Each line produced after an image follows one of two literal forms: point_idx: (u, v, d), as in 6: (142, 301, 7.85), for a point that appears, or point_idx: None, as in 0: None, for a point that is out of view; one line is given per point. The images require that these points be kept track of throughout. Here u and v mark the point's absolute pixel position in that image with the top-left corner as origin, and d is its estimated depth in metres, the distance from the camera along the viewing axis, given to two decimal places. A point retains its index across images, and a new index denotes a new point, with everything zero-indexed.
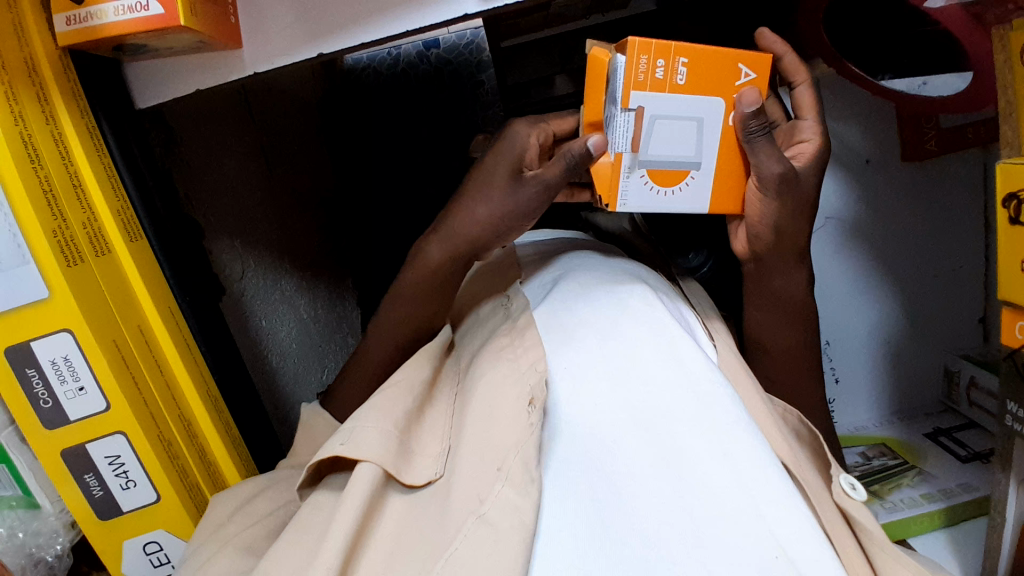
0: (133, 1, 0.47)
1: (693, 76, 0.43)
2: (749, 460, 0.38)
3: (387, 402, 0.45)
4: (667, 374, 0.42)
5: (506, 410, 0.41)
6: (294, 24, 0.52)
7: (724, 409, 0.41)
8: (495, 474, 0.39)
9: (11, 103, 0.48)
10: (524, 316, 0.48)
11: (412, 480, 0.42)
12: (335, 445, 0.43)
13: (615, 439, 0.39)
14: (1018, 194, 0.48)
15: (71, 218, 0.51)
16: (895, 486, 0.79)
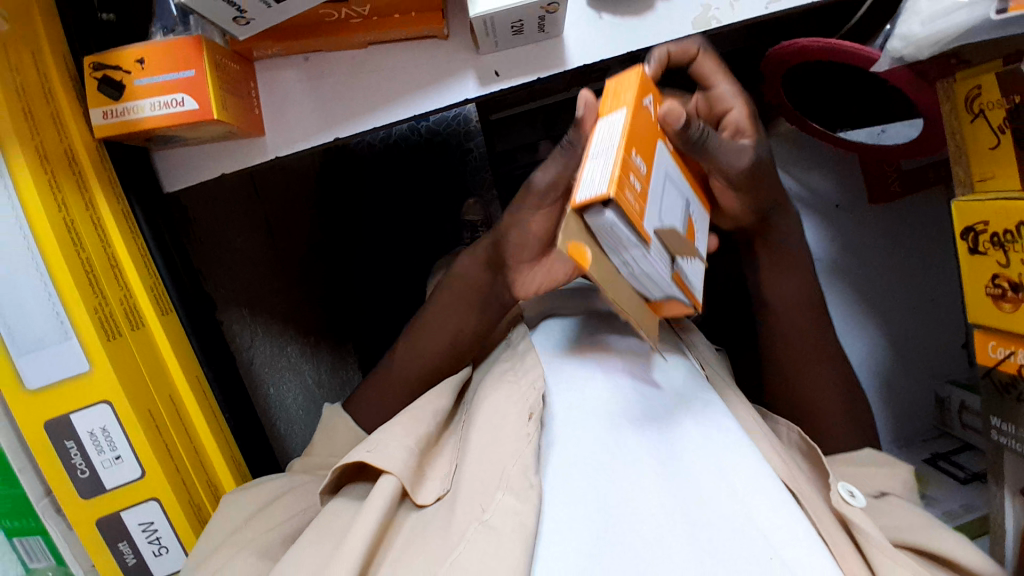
0: (168, 97, 0.52)
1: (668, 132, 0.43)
2: (741, 469, 0.41)
3: (410, 422, 0.48)
4: (667, 399, 0.46)
5: (509, 425, 0.45)
6: (313, 113, 0.58)
7: (717, 430, 0.44)
8: (497, 484, 0.41)
9: (53, 192, 0.52)
10: (524, 342, 0.53)
11: (422, 498, 0.45)
12: (361, 451, 0.46)
13: (616, 445, 0.42)
14: (973, 226, 0.54)
15: (111, 297, 0.55)
16: None
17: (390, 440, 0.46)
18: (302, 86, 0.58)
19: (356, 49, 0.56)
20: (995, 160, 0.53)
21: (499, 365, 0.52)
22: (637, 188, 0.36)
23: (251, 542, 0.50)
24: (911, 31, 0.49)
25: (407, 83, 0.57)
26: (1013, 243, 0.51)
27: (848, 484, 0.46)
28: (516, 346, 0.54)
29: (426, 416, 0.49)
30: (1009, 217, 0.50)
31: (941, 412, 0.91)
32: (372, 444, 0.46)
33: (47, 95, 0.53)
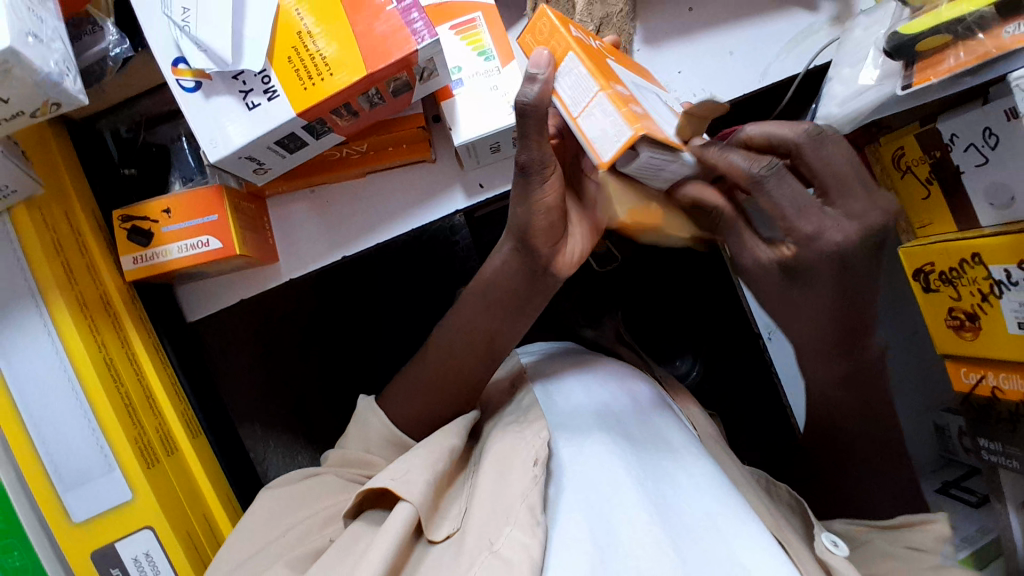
0: (195, 240, 0.59)
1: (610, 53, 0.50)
2: (732, 520, 0.46)
3: (430, 455, 0.50)
4: (677, 469, 0.50)
5: (516, 469, 0.47)
6: (321, 237, 0.66)
7: (716, 501, 0.47)
8: (505, 519, 0.44)
9: (95, 337, 0.57)
10: (528, 397, 0.57)
11: (433, 532, 0.47)
12: (385, 478, 0.48)
13: (619, 494, 0.45)
14: (922, 267, 0.59)
15: (147, 426, 0.59)
16: None
17: (414, 470, 0.48)
18: (309, 216, 0.66)
19: (355, 176, 0.65)
20: (928, 209, 0.59)
21: (506, 417, 0.55)
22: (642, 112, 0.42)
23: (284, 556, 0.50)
24: (829, 112, 0.56)
25: (400, 203, 0.65)
26: (960, 278, 0.57)
27: (830, 534, 0.50)
28: (521, 402, 0.57)
29: (442, 451, 0.51)
30: (951, 256, 0.57)
31: None
32: (397, 473, 0.48)
33: (82, 249, 0.59)
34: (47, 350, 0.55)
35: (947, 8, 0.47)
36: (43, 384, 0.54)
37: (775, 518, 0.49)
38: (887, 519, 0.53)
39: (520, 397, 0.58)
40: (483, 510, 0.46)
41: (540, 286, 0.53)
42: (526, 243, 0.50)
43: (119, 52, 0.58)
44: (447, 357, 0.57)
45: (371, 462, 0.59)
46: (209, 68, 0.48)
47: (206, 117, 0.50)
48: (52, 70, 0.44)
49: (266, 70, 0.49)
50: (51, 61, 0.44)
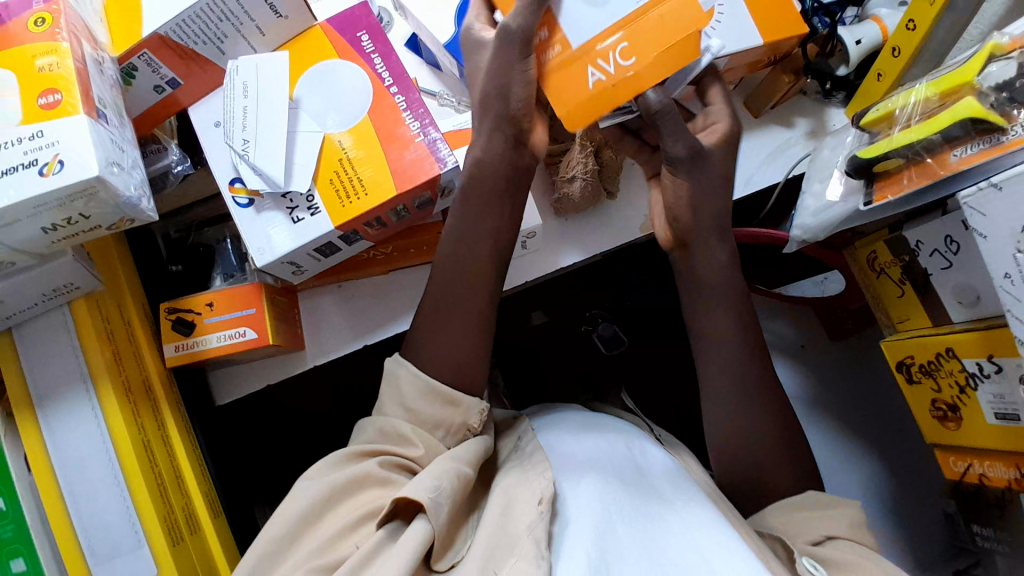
0: (233, 330, 0.66)
1: None
2: (717, 545, 0.48)
3: (449, 467, 0.54)
4: (667, 508, 0.53)
5: (522, 510, 0.53)
6: (346, 326, 0.73)
7: (706, 545, 0.48)
8: (511, 553, 0.49)
9: (135, 417, 0.62)
10: (530, 445, 0.64)
11: (438, 561, 0.52)
12: (422, 492, 0.51)
13: (609, 527, 0.49)
14: (903, 360, 0.64)
15: (175, 505, 0.62)
16: None
17: (445, 492, 0.52)
18: (336, 309, 0.73)
19: (377, 274, 0.73)
20: (904, 305, 0.65)
21: (510, 463, 0.62)
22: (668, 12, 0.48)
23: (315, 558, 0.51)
24: (806, 222, 0.65)
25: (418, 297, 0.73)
26: (938, 370, 0.61)
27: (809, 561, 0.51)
28: (524, 447, 0.64)
29: (465, 477, 0.55)
30: (928, 349, 0.61)
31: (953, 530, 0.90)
32: (433, 490, 0.51)
33: (131, 338, 0.65)
34: (91, 426, 0.59)
35: (899, 135, 0.54)
36: (84, 459, 0.59)
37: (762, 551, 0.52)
38: (810, 501, 0.57)
39: (522, 443, 0.66)
40: (489, 542, 0.50)
41: (522, 161, 0.60)
42: (506, 116, 0.57)
43: (180, 168, 0.66)
44: (454, 258, 0.62)
45: (410, 440, 0.59)
46: (263, 188, 0.60)
47: (256, 227, 0.61)
48: (131, 194, 0.52)
49: (310, 191, 0.60)
50: (131, 187, 0.52)
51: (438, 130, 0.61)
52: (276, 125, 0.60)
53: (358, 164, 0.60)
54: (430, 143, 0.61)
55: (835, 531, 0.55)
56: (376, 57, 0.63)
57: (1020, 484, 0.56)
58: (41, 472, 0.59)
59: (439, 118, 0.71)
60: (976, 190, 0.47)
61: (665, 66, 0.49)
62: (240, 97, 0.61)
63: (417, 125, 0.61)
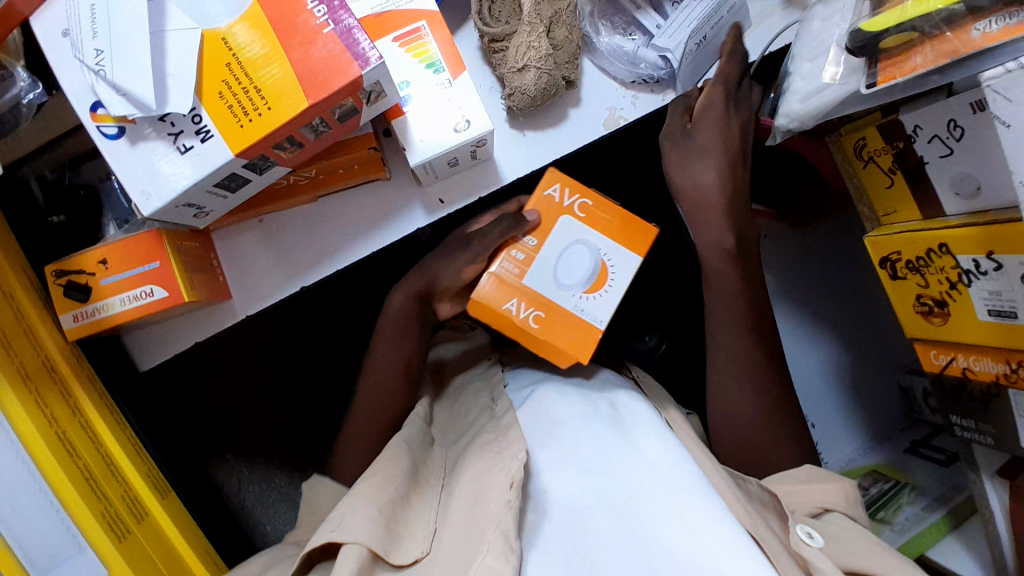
0: (138, 290, 0.57)
1: (543, 324, 0.62)
2: (711, 522, 0.51)
3: (368, 491, 0.57)
4: (637, 473, 0.56)
5: (496, 495, 0.55)
6: (275, 267, 0.66)
7: (696, 516, 0.51)
8: (481, 546, 0.51)
9: (43, 408, 0.53)
10: (505, 414, 0.66)
11: (399, 560, 0.55)
12: (326, 532, 0.55)
13: (592, 522, 0.53)
14: (888, 257, 0.60)
15: (112, 496, 0.55)
16: (898, 508, 0.82)
17: (355, 516, 0.55)
18: (261, 248, 0.65)
19: (306, 202, 0.65)
20: (893, 197, 0.60)
21: (486, 436, 0.63)
22: (591, 203, 0.64)
23: None
24: (792, 108, 0.57)
25: (359, 225, 0.66)
26: (927, 266, 0.57)
27: (806, 526, 0.55)
28: (501, 417, 0.65)
29: (389, 486, 0.58)
30: (918, 245, 0.57)
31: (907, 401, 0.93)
32: (335, 524, 0.55)
33: (17, 313, 0.55)
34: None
35: (913, 4, 0.45)
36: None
37: (753, 516, 0.54)
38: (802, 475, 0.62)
39: (493, 409, 0.68)
40: (459, 542, 0.54)
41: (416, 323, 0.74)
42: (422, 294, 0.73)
43: (32, 97, 0.55)
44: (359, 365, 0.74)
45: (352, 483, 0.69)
46: (132, 112, 0.47)
47: (135, 163, 0.49)
48: None
49: (195, 109, 0.48)
50: None
51: (353, 15, 0.50)
52: (135, 27, 0.47)
53: (254, 67, 0.48)
54: (343, 33, 0.49)
55: (831, 503, 0.59)
56: None
57: (1010, 378, 0.55)
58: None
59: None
60: (1005, 71, 0.41)
61: (624, 232, 0.63)
62: None
63: (323, 10, 0.49)
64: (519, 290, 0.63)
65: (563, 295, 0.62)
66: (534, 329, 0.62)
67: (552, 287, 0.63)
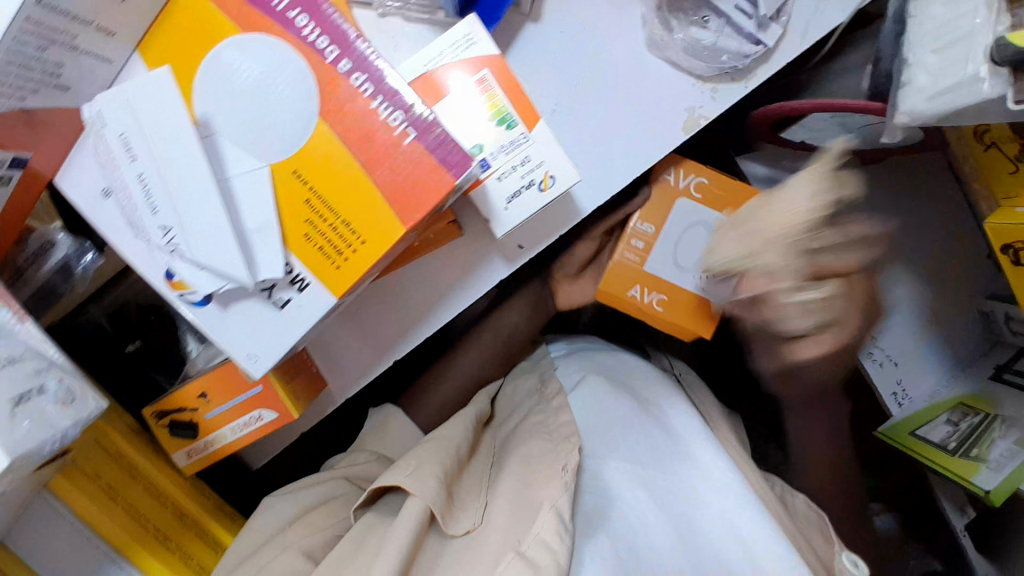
0: (245, 417, 0.55)
1: (667, 306, 0.70)
2: (759, 537, 0.57)
3: (432, 453, 0.62)
4: (689, 480, 0.63)
5: (551, 473, 0.60)
6: (364, 348, 0.63)
7: (745, 523, 0.58)
8: (536, 517, 0.54)
9: (187, 559, 0.54)
10: (558, 400, 0.73)
11: (453, 530, 0.57)
12: (399, 475, 0.59)
13: (647, 519, 0.58)
14: (1011, 244, 0.57)
15: None
16: (990, 444, 0.84)
17: (425, 473, 0.59)
18: (346, 330, 0.63)
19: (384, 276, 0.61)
20: (1016, 182, 0.55)
21: (535, 420, 0.70)
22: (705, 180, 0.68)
23: (296, 543, 0.59)
24: (916, 106, 0.51)
25: (443, 288, 0.62)
26: None
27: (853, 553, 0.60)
28: (551, 402, 0.73)
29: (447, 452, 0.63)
30: None
31: (988, 324, 0.93)
32: (408, 472, 0.59)
33: (131, 471, 0.55)
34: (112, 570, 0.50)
35: None
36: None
37: (788, 525, 0.62)
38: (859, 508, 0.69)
39: (546, 398, 0.74)
40: (509, 515, 0.56)
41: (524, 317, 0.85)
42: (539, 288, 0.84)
43: (83, 262, 0.51)
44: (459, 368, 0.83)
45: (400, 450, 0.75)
46: (220, 285, 0.43)
47: (232, 327, 0.46)
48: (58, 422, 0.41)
49: (287, 261, 0.43)
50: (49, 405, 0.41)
51: (429, 112, 0.42)
52: (198, 191, 0.41)
53: (338, 203, 0.43)
54: (424, 135, 0.42)
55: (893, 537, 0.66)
56: (296, 15, 0.42)
57: None
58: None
59: (400, 44, 0.56)
60: None
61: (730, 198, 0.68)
62: (126, 162, 0.42)
63: (399, 118, 0.42)
64: (645, 276, 0.69)
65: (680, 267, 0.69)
66: (658, 310, 0.70)
67: (674, 269, 0.69)
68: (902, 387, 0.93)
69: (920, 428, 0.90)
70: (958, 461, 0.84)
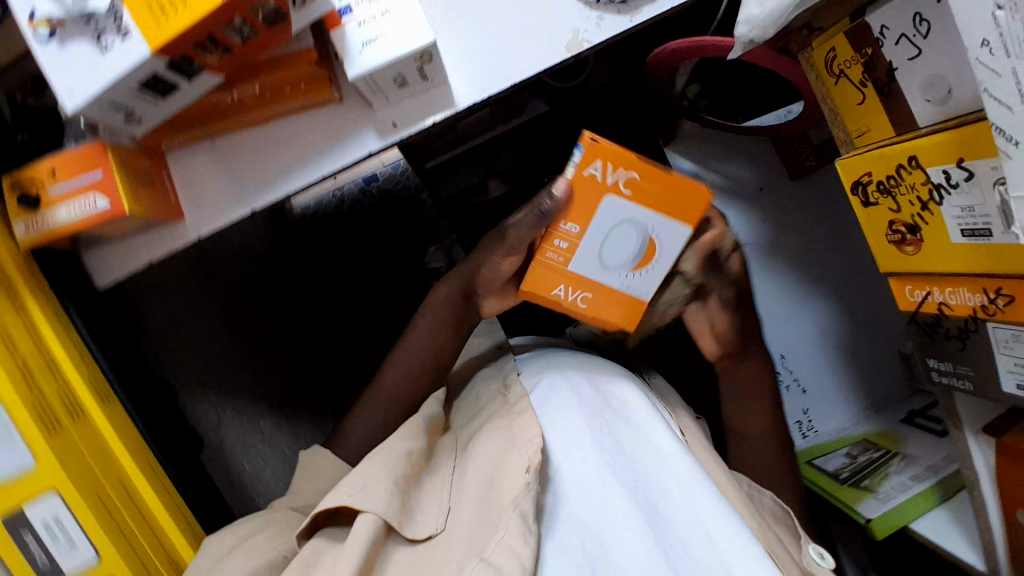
0: (83, 200, 0.58)
1: (592, 304, 0.61)
2: (722, 524, 0.53)
3: (385, 463, 0.58)
4: (652, 461, 0.58)
5: (511, 478, 0.55)
6: (229, 189, 0.64)
7: (703, 505, 0.54)
8: (496, 524, 0.52)
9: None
10: (516, 397, 0.64)
11: (413, 534, 0.56)
12: (344, 495, 0.55)
13: (611, 505, 0.53)
14: (858, 181, 0.56)
15: (48, 392, 0.57)
16: (885, 477, 0.82)
17: (372, 484, 0.55)
18: (212, 165, 0.64)
19: (259, 122, 0.63)
20: (865, 115, 0.55)
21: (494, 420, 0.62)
22: (637, 175, 0.55)
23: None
24: (751, 13, 0.53)
25: (310, 146, 0.63)
26: (898, 186, 0.53)
27: (818, 545, 0.63)
28: (508, 395, 0.66)
29: (397, 456, 0.59)
30: (888, 162, 0.52)
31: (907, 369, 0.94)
32: (352, 489, 0.55)
33: None
34: (52, 513, 0.55)
35: None
36: (59, 531, 0.56)
37: (765, 529, 0.59)
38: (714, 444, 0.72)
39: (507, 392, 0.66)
40: (474, 521, 0.55)
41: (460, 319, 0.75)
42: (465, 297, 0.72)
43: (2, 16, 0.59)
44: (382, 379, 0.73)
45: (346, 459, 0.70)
46: (55, 11, 0.48)
47: (63, 64, 0.50)
48: None
49: (116, 7, 0.48)
50: None
51: None
52: None
53: None
54: None
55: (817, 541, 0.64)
56: None
57: (986, 310, 0.50)
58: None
59: None
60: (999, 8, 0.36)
61: (678, 205, 0.56)
62: None
63: None
64: (568, 278, 0.60)
65: (609, 271, 0.59)
66: (580, 308, 0.61)
67: (598, 269, 0.59)
68: (809, 416, 0.96)
69: (816, 458, 0.90)
70: (848, 488, 0.83)
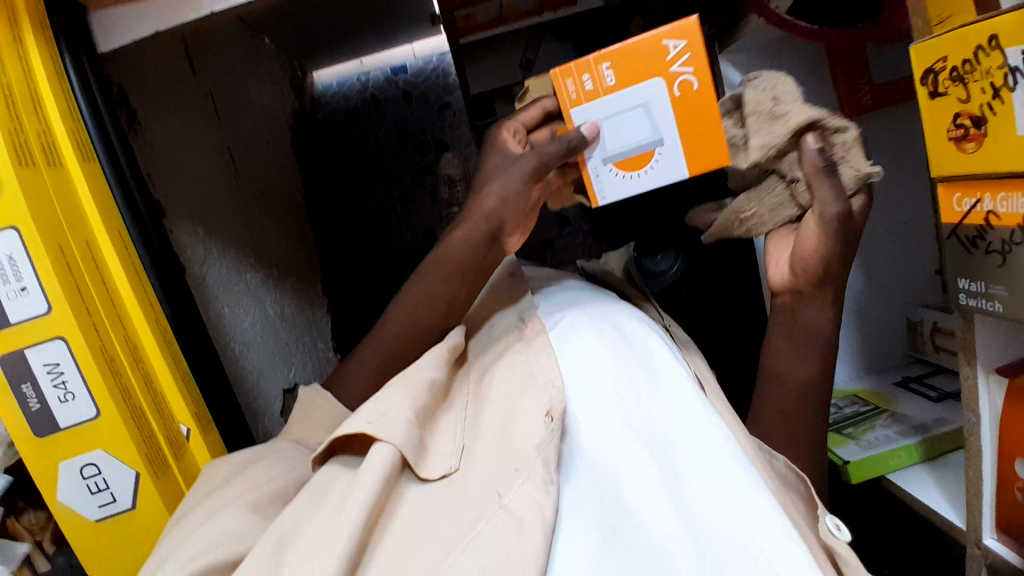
0: None
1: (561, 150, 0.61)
2: (739, 484, 0.49)
3: (407, 392, 0.57)
4: (669, 416, 0.55)
5: (527, 423, 0.55)
6: None
7: (726, 467, 0.51)
8: (516, 473, 0.51)
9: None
10: (540, 337, 0.65)
11: (427, 473, 0.54)
12: (362, 423, 0.54)
13: (630, 462, 0.52)
14: (932, 67, 0.52)
15: (27, 128, 0.57)
16: (869, 428, 0.81)
17: (392, 415, 0.54)
18: None
19: None
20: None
21: (515, 356, 0.63)
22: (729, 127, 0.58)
23: (236, 497, 0.54)
24: None
25: None
26: (972, 72, 0.48)
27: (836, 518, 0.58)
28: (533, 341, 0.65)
29: (416, 390, 0.58)
30: (965, 43, 0.48)
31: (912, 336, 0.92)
32: (373, 417, 0.54)
33: None
34: (56, 361, 0.57)
35: None
36: (60, 378, 0.57)
37: (787, 499, 0.56)
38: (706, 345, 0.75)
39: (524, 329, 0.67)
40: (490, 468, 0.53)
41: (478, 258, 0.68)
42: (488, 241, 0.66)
43: None
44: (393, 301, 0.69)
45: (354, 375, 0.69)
46: None
47: None
48: None
49: None
50: None
51: None
52: None
53: None
54: None
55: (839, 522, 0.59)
56: None
57: None
58: (55, 443, 0.59)
59: None
60: None
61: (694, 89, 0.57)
62: None
63: None
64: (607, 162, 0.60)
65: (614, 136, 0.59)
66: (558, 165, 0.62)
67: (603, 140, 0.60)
68: None
69: None
70: (831, 432, 0.82)
